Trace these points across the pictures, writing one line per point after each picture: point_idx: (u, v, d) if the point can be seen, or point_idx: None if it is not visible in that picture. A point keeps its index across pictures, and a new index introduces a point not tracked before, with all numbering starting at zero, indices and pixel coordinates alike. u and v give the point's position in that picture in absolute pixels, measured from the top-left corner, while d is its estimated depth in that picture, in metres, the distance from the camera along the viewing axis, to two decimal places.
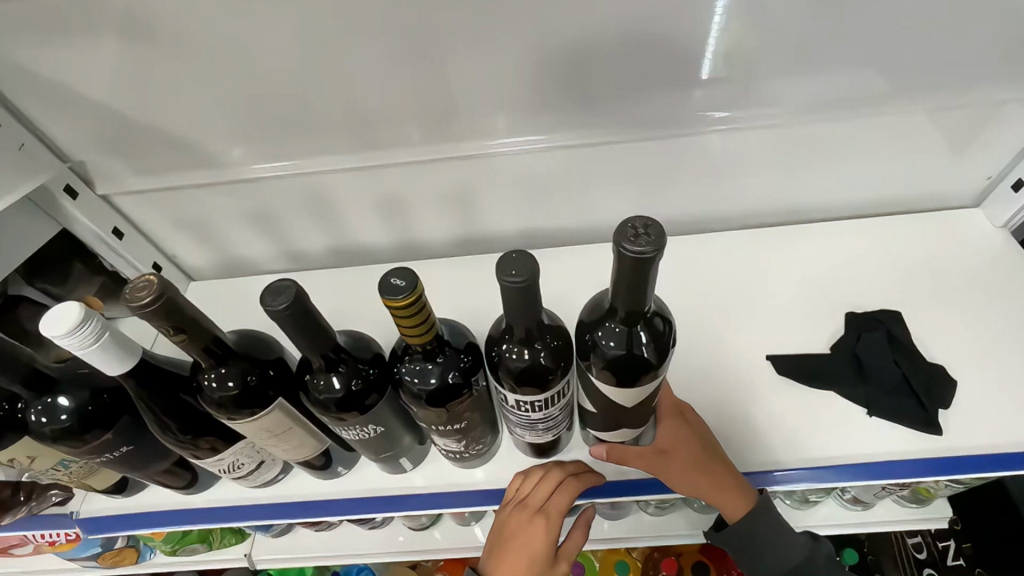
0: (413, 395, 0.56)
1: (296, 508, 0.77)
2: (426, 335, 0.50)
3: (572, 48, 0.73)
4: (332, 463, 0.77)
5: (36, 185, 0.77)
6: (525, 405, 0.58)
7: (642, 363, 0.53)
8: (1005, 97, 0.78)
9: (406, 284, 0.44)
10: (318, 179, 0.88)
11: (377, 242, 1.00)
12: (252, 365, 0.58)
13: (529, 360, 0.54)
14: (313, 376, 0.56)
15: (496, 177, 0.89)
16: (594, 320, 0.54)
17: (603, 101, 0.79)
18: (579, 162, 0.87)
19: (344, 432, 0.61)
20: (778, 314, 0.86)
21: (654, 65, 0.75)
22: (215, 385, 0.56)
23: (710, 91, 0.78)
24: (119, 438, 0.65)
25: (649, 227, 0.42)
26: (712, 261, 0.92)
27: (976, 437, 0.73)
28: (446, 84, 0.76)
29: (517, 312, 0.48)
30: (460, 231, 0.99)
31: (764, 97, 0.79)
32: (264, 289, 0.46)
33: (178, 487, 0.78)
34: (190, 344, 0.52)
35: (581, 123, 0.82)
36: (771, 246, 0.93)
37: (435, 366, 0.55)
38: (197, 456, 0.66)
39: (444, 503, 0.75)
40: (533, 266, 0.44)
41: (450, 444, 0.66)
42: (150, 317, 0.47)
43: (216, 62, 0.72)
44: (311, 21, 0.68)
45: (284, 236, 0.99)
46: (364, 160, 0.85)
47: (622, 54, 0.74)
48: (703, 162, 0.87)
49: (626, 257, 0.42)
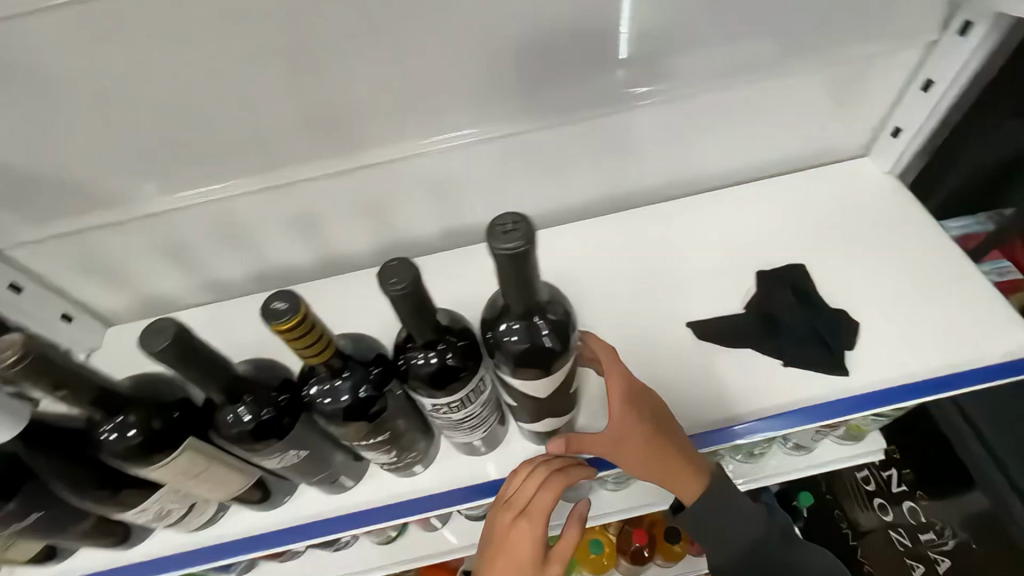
0: (325, 415, 0.56)
1: (238, 547, 0.75)
2: (326, 352, 0.49)
3: (459, 48, 0.73)
4: (270, 493, 0.75)
5: None
6: (443, 408, 0.58)
7: (547, 353, 0.54)
8: (873, 51, 0.83)
9: (289, 306, 0.44)
10: (230, 205, 0.85)
11: (298, 264, 0.98)
12: (154, 409, 0.56)
13: (437, 363, 0.55)
14: (220, 412, 0.55)
15: (411, 179, 0.88)
16: (494, 318, 0.55)
17: (501, 96, 0.80)
18: (487, 157, 0.87)
19: (266, 462, 0.60)
20: (701, 277, 0.88)
21: (544, 55, 0.76)
22: (115, 437, 0.54)
23: (608, 72, 0.79)
24: (25, 507, 0.61)
25: (518, 223, 0.43)
26: (631, 235, 0.94)
27: (881, 373, 0.77)
28: (337, 95, 0.75)
29: (410, 318, 0.51)
30: (382, 239, 0.98)
31: (663, 74, 0.81)
32: (141, 331, 0.45)
33: (112, 544, 0.75)
34: (77, 399, 0.52)
35: (489, 118, 0.81)
36: (689, 215, 0.96)
37: (340, 382, 0.55)
38: (119, 510, 0.64)
39: (389, 516, 0.75)
40: (414, 271, 0.47)
41: (381, 457, 0.66)
42: (22, 378, 0.47)
43: (87, 98, 0.68)
44: (182, 46, 0.66)
45: (202, 268, 0.95)
46: (272, 179, 0.82)
47: (509, 47, 0.74)
48: (614, 141, 0.89)
49: (502, 256, 0.43)
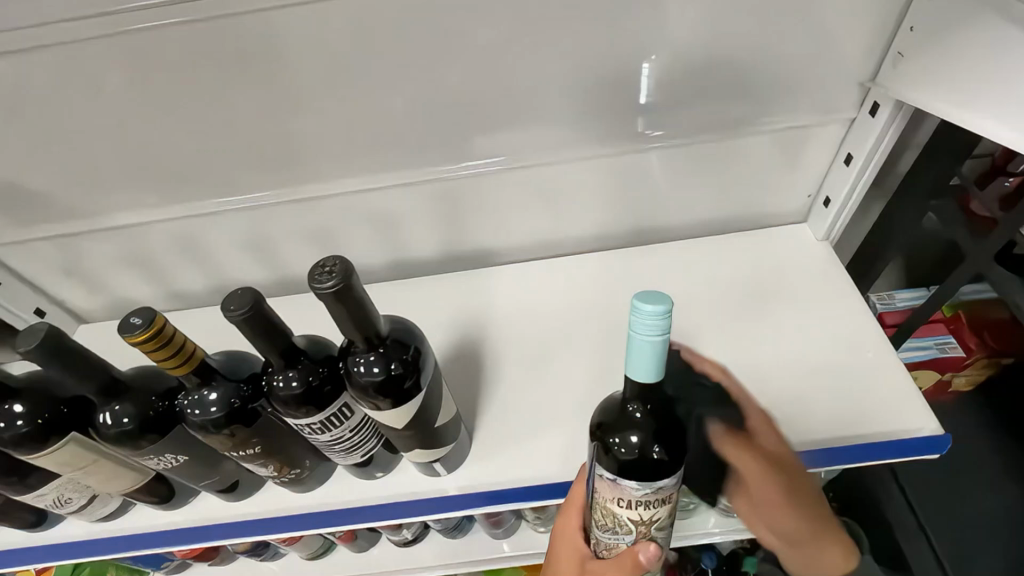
0: (194, 425, 0.50)
1: (292, 523, 0.61)
2: (193, 364, 0.47)
3: (719, 81, 0.63)
4: (239, 484, 0.62)
5: (95, 230, 0.70)
6: (317, 426, 0.51)
7: (659, 468, 0.45)
8: None
9: (143, 321, 0.42)
10: (357, 201, 0.70)
11: (381, 261, 0.79)
12: (273, 433, 0.53)
13: (380, 374, 0.46)
14: (271, 376, 0.49)
15: (600, 178, 0.72)
16: (611, 424, 0.47)
17: (744, 131, 0.68)
18: (701, 199, 0.76)
19: (315, 436, 0.52)
20: (773, 353, 0.67)
21: (810, 89, 0.64)
22: (197, 417, 0.49)
23: (899, 94, 0.59)
24: (170, 490, 0.62)
25: (335, 262, 0.40)
26: (732, 268, 0.74)
27: None
28: (563, 129, 0.66)
29: (345, 323, 0.43)
30: (547, 234, 0.78)
31: (834, 90, 0.65)
32: (120, 321, 0.42)
33: (159, 504, 0.63)
34: (259, 452, 0.53)
35: (724, 146, 0.69)
36: (807, 265, 0.74)
37: (372, 356, 0.47)
38: (241, 495, 0.63)
39: (406, 512, 0.60)
40: (253, 293, 0.42)
41: (318, 440, 0.53)
42: (277, 403, 0.49)
43: (289, 104, 0.60)
44: (420, 70, 0.59)
45: (280, 264, 0.77)
46: (415, 177, 0.68)
47: (774, 81, 0.64)
48: (871, 172, 0.67)
49: (324, 296, 0.40)
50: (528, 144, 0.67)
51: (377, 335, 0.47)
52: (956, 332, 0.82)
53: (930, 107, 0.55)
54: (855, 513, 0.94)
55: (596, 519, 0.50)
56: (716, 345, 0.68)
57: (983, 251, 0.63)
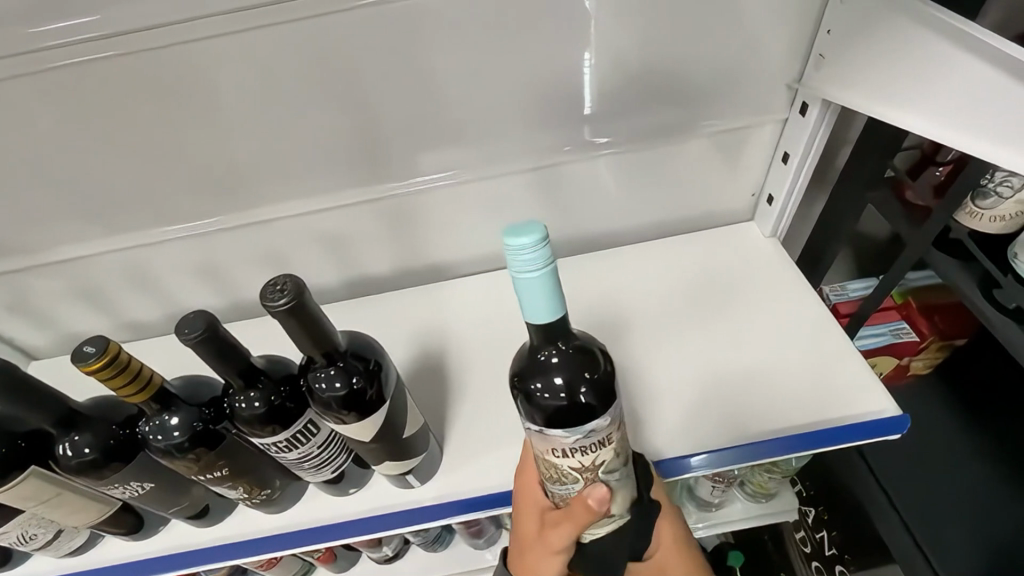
0: (158, 452, 0.50)
1: (272, 543, 0.61)
2: (151, 390, 0.47)
3: (661, 88, 0.66)
4: (209, 509, 0.61)
5: (50, 263, 0.69)
6: (282, 446, 0.51)
7: (581, 415, 0.42)
8: None
9: (96, 349, 0.42)
10: (315, 221, 0.71)
11: (345, 277, 0.80)
12: (239, 454, 0.53)
13: (340, 389, 0.47)
14: (232, 398, 0.49)
15: (554, 187, 0.74)
16: (528, 372, 0.44)
17: (688, 135, 0.70)
18: (654, 201, 0.78)
19: (282, 454, 0.53)
20: (729, 345, 0.69)
21: (746, 92, 0.67)
22: (160, 443, 0.49)
23: (829, 95, 0.62)
24: (138, 519, 0.61)
25: (286, 280, 0.41)
26: (688, 267, 0.77)
27: None
28: (515, 143, 0.68)
29: (300, 340, 0.44)
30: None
31: (769, 93, 0.68)
32: (73, 351, 0.42)
33: (127, 534, 0.62)
34: (226, 475, 0.53)
35: (670, 150, 0.72)
36: (760, 259, 0.77)
37: (331, 371, 0.47)
38: (214, 521, 0.63)
39: (386, 525, 0.60)
40: (206, 315, 0.43)
41: (286, 458, 0.53)
42: (241, 424, 0.49)
43: (242, 129, 0.61)
44: (370, 89, 0.60)
45: (243, 287, 0.77)
46: (369, 194, 0.69)
47: (712, 86, 0.67)
48: (809, 168, 0.70)
49: (275, 315, 0.41)
50: (482, 156, 0.69)
51: (335, 350, 0.48)
52: (908, 318, 0.85)
53: (857, 106, 0.58)
54: (830, 500, 0.97)
55: (547, 474, 0.46)
56: (674, 341, 0.70)
57: (921, 238, 0.66)
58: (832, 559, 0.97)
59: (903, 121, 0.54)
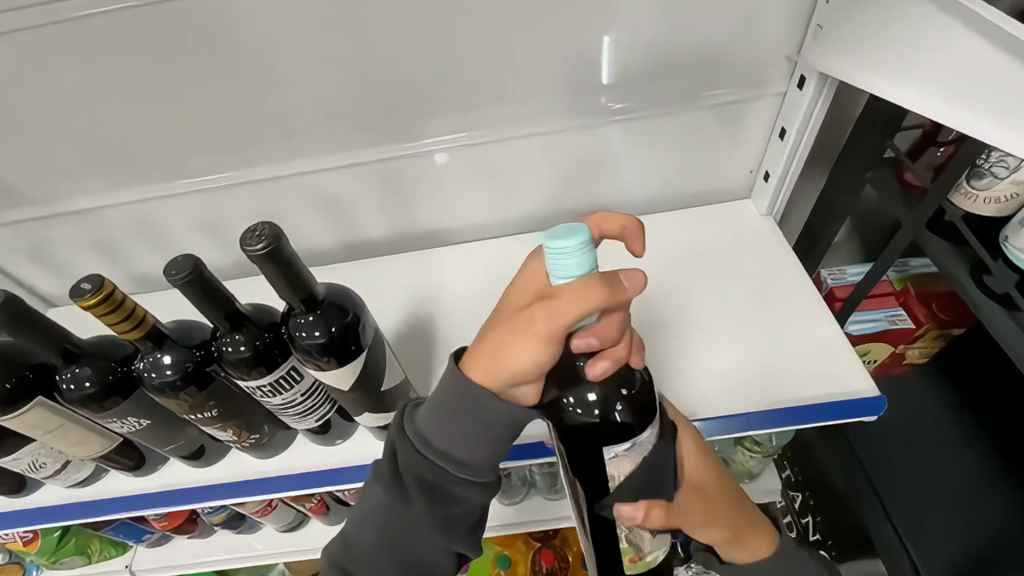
0: (152, 388, 0.53)
1: (261, 485, 0.65)
2: (145, 329, 0.50)
3: (657, 57, 0.66)
4: (204, 451, 0.65)
5: (67, 214, 0.73)
6: (266, 390, 0.54)
7: (619, 433, 0.44)
8: None
9: (92, 285, 0.45)
10: (315, 183, 0.74)
11: (344, 241, 0.82)
12: (228, 397, 0.56)
13: (319, 336, 0.50)
14: (220, 341, 0.52)
15: (549, 156, 0.74)
16: (566, 382, 0.45)
17: (684, 107, 0.70)
18: (650, 175, 0.78)
19: (267, 399, 0.56)
20: (712, 319, 0.70)
21: (745, 63, 0.67)
22: (154, 381, 0.53)
23: (826, 68, 0.61)
24: (139, 455, 0.65)
25: (265, 227, 0.43)
26: (680, 242, 0.77)
27: None
28: (509, 110, 0.69)
29: (280, 286, 0.46)
30: (500, 212, 0.81)
31: (769, 65, 0.67)
32: (72, 288, 0.45)
33: (130, 470, 0.66)
34: (215, 416, 0.56)
35: (666, 122, 0.72)
36: (753, 237, 0.76)
37: (311, 319, 0.50)
38: (210, 462, 0.67)
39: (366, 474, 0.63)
40: (194, 259, 0.45)
41: (271, 403, 0.56)
42: (228, 367, 0.52)
43: (245, 88, 0.63)
44: (367, 52, 0.62)
45: None
46: (368, 156, 0.71)
47: (709, 56, 0.66)
48: (805, 144, 0.70)
49: (254, 259, 0.43)
50: (477, 123, 0.70)
51: (315, 299, 0.50)
52: (905, 304, 0.84)
53: (851, 80, 0.58)
54: (816, 485, 0.97)
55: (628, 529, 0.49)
56: (659, 313, 0.71)
57: (913, 219, 0.65)
58: (815, 544, 0.98)
59: (895, 95, 0.53)
